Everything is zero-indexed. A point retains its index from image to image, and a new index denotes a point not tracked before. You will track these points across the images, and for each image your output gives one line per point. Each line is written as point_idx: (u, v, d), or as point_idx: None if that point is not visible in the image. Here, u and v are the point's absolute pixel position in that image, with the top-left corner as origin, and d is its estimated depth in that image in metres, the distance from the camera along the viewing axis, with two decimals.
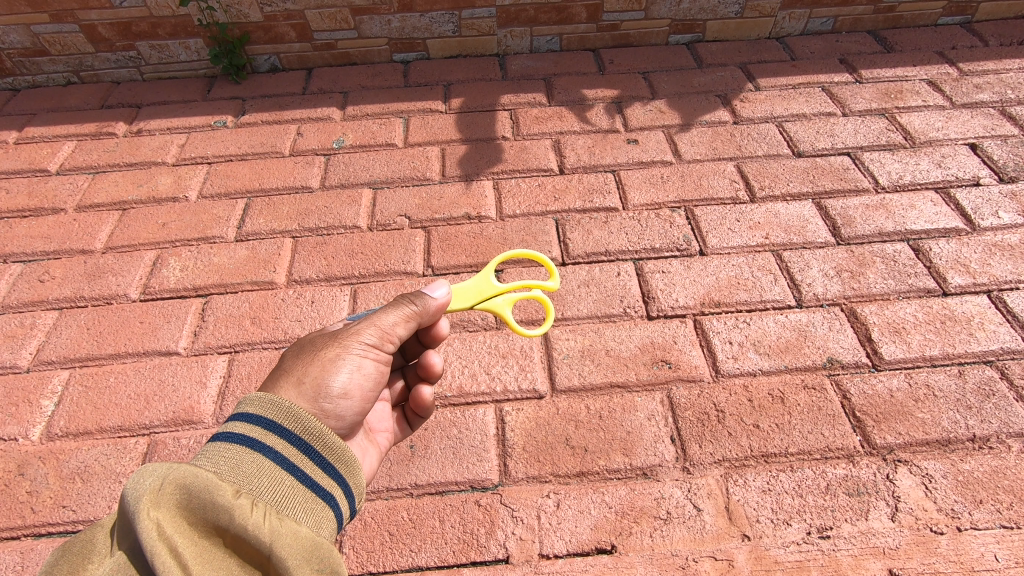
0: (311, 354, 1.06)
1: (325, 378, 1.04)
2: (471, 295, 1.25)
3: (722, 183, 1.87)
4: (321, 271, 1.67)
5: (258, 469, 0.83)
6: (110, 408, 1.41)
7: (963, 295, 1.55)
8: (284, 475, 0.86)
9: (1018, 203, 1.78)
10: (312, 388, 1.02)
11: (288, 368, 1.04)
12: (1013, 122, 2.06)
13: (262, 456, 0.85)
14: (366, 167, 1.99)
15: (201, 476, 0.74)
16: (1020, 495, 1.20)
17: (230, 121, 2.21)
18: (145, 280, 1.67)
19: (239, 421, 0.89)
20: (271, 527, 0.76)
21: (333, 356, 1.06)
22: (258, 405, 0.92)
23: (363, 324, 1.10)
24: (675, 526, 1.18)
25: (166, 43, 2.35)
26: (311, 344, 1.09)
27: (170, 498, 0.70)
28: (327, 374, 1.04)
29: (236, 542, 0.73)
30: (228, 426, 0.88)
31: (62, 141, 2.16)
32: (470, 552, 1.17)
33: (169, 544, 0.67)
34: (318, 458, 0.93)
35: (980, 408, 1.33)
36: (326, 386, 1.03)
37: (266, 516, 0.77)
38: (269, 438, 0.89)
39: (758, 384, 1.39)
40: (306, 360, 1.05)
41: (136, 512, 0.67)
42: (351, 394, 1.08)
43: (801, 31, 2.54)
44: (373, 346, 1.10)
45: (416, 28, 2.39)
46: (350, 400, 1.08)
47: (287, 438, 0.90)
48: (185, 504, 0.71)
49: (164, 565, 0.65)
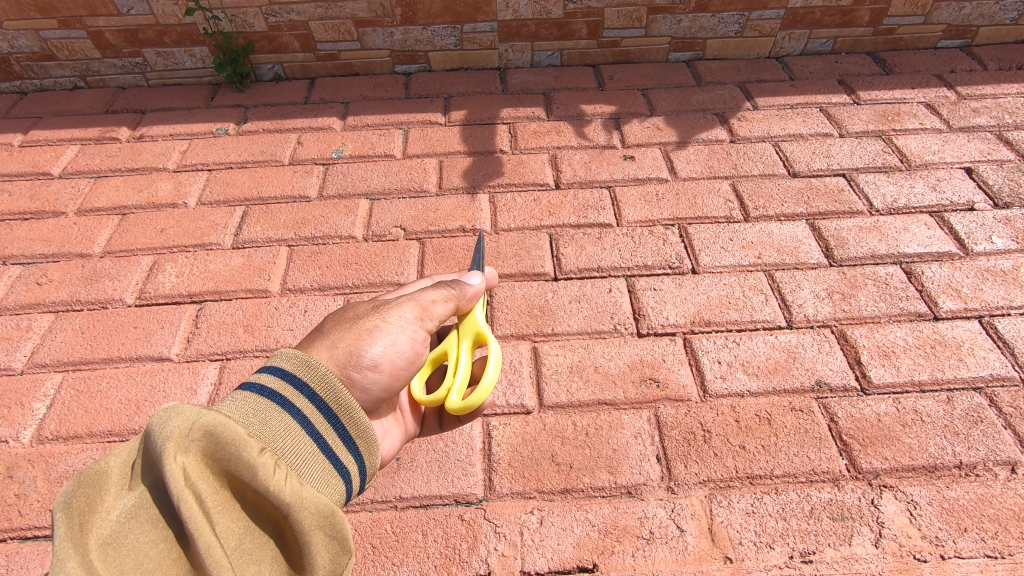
0: (348, 326, 1.12)
1: (360, 346, 1.09)
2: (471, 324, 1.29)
3: (717, 202, 1.88)
4: (315, 280, 1.68)
5: (284, 430, 0.84)
6: (101, 412, 1.42)
7: (954, 320, 1.55)
8: (308, 440, 0.86)
9: (1011, 228, 1.78)
10: (345, 354, 1.07)
11: (328, 334, 1.11)
12: (1009, 147, 2.06)
13: (289, 417, 0.86)
14: (364, 178, 2.01)
15: (231, 427, 0.74)
16: (1005, 524, 1.19)
17: (231, 129, 2.24)
18: (141, 285, 1.69)
19: (272, 377, 0.91)
20: (292, 489, 0.76)
21: (370, 325, 1.12)
22: (293, 364, 0.93)
23: (404, 300, 1.18)
24: (657, 546, 1.18)
25: (172, 50, 2.38)
26: (351, 316, 1.16)
27: (199, 443, 0.71)
28: (362, 342, 1.10)
29: (255, 499, 0.74)
30: (260, 380, 0.90)
31: (66, 144, 2.19)
32: (451, 567, 1.17)
33: (192, 489, 0.68)
34: (342, 430, 0.93)
35: (968, 435, 1.33)
36: (360, 354, 1.08)
37: (287, 477, 0.77)
38: (298, 401, 0.89)
39: (746, 404, 1.39)
40: (345, 329, 1.11)
41: (163, 454, 0.68)
42: (381, 367, 1.12)
43: (801, 51, 2.55)
44: (412, 320, 1.17)
45: (418, 40, 2.42)
46: (379, 373, 1.11)
47: (315, 403, 0.91)
48: (212, 452, 0.72)
49: (188, 510, 0.66)
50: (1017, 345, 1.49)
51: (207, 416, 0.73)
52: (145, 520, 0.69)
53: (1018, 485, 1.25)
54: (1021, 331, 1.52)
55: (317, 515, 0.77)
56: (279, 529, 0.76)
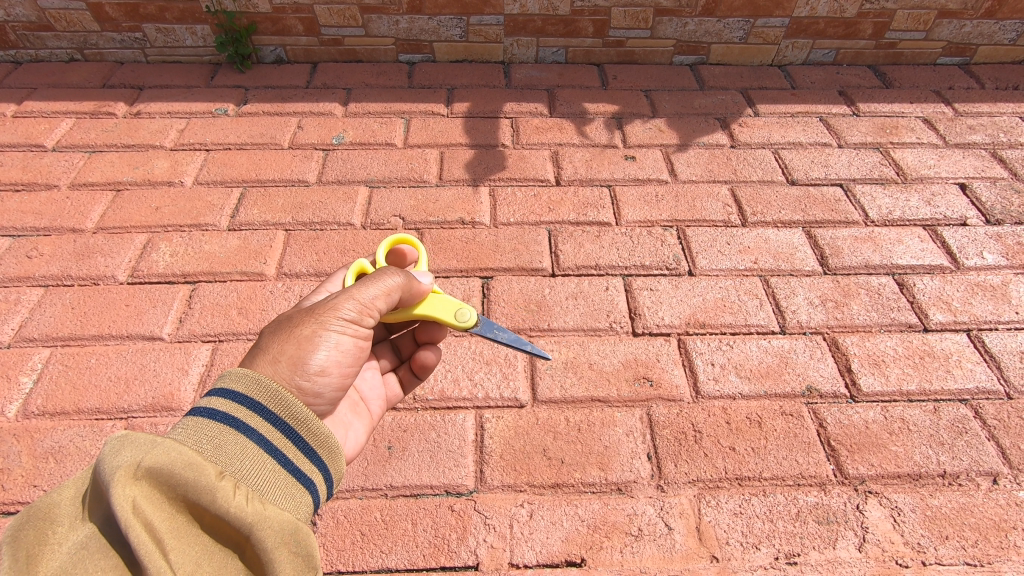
0: (284, 332, 1.04)
1: (304, 356, 1.03)
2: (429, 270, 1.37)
3: (716, 206, 1.89)
4: (312, 266, 1.67)
5: (241, 451, 0.84)
6: (90, 389, 1.40)
7: (943, 332, 1.58)
8: (267, 458, 0.87)
9: (1002, 245, 1.81)
10: (289, 366, 1.01)
11: (262, 346, 1.03)
12: (1003, 165, 2.10)
13: (246, 437, 0.86)
14: (364, 165, 1.99)
15: (183, 455, 0.74)
16: (986, 533, 1.22)
17: (231, 109, 2.21)
18: (134, 263, 1.66)
19: (222, 396, 0.89)
20: (251, 510, 0.77)
21: (310, 334, 1.05)
22: (245, 383, 0.92)
23: (340, 299, 1.10)
24: (646, 543, 1.19)
25: (173, 27, 2.35)
26: (286, 321, 1.07)
27: (151, 473, 0.71)
28: (306, 350, 1.04)
29: (213, 522, 0.74)
30: (210, 400, 0.88)
31: (61, 117, 2.15)
32: (440, 556, 1.17)
33: (145, 518, 0.68)
34: (302, 444, 0.95)
35: (953, 444, 1.35)
36: (305, 362, 1.03)
37: (246, 498, 0.78)
38: (252, 420, 0.89)
39: (737, 407, 1.40)
40: (281, 338, 1.03)
41: (112, 487, 0.67)
42: (329, 371, 1.08)
43: (803, 61, 2.57)
44: (355, 320, 1.11)
45: (423, 30, 2.41)
46: (328, 377, 1.08)
47: (270, 420, 0.91)
48: (164, 482, 0.72)
49: (142, 539, 0.67)
50: (1003, 359, 1.52)
51: (155, 447, 0.73)
52: (94, 550, 0.68)
53: (999, 496, 1.28)
54: (1007, 345, 1.55)
55: (279, 533, 0.78)
56: (241, 548, 0.77)
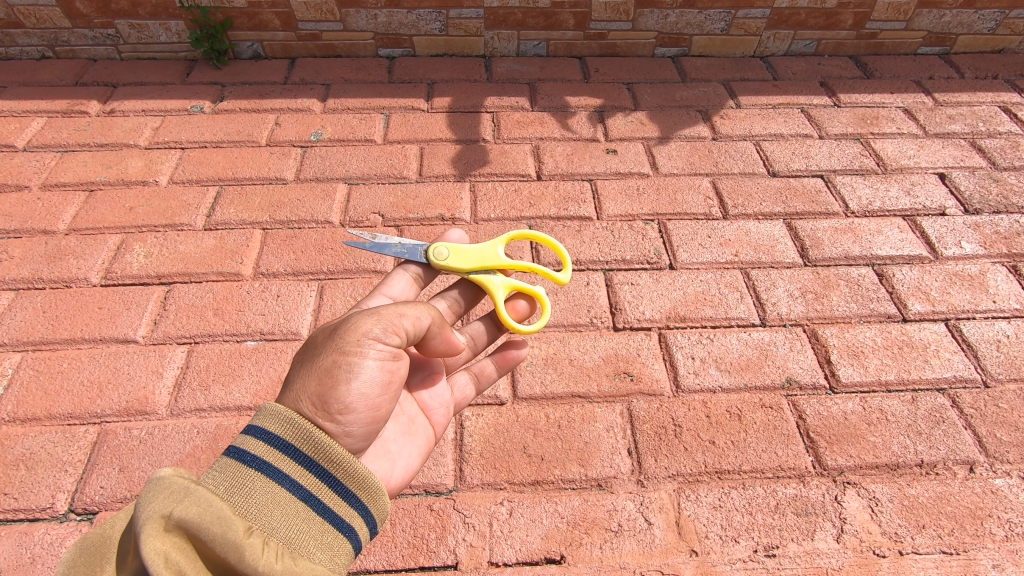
0: (309, 367, 0.97)
1: (326, 392, 0.95)
2: (474, 260, 1.32)
3: (697, 199, 1.89)
4: (289, 265, 1.65)
5: (273, 502, 0.83)
6: (61, 394, 1.37)
7: (921, 322, 1.58)
8: (300, 508, 0.86)
9: (980, 234, 1.82)
10: (313, 406, 0.93)
11: (288, 387, 0.97)
12: (981, 154, 2.11)
13: (279, 487, 0.85)
14: (343, 162, 1.97)
15: (210, 512, 0.73)
16: (961, 522, 1.23)
17: (207, 106, 2.18)
18: (107, 264, 1.63)
19: (256, 439, 0.88)
20: (277, 568, 0.77)
21: (331, 364, 0.96)
22: (285, 426, 0.90)
23: (363, 322, 1.01)
24: (625, 539, 1.19)
25: (146, 22, 2.30)
26: (311, 356, 1.00)
27: (181, 526, 0.71)
28: (328, 386, 0.95)
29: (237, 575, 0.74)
30: (243, 442, 0.88)
31: (32, 116, 2.11)
32: (419, 557, 1.17)
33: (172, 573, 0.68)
34: (339, 487, 0.92)
35: (930, 434, 1.36)
36: (328, 397, 0.95)
37: (271, 553, 0.78)
38: (288, 467, 0.88)
39: (717, 400, 1.40)
40: (305, 376, 0.96)
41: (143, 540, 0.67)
42: (355, 407, 0.97)
43: (785, 52, 2.57)
44: (384, 344, 1.02)
45: (403, 24, 2.38)
46: (354, 414, 0.97)
47: (303, 465, 0.90)
48: (193, 537, 0.71)
49: None
50: (980, 348, 1.53)
51: (187, 498, 0.73)
52: None
53: (975, 484, 1.29)
54: (984, 334, 1.56)
55: None
56: None
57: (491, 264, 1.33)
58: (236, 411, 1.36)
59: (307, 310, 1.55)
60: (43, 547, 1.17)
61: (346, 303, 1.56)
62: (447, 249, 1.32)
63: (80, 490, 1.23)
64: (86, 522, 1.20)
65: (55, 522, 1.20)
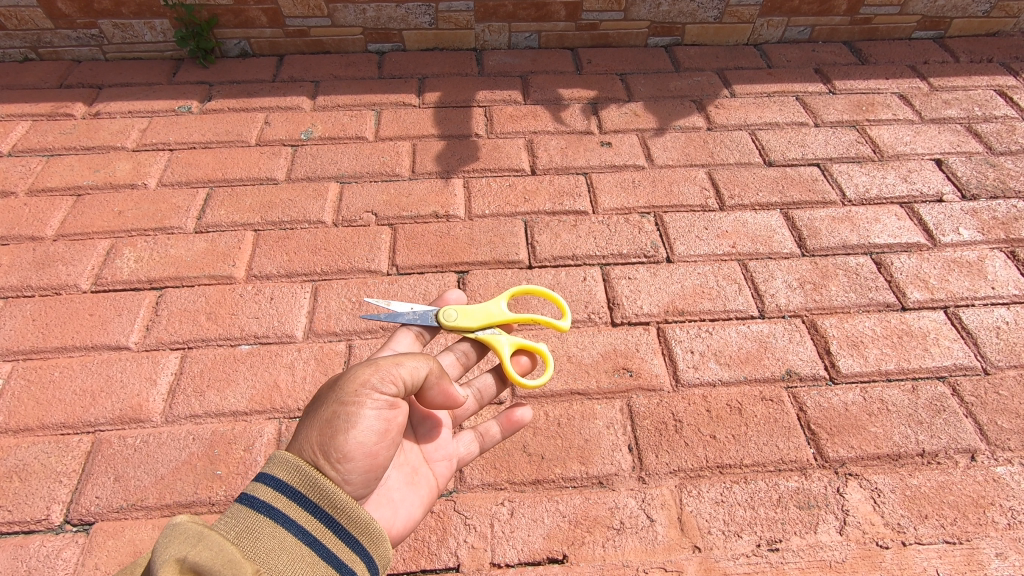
0: (311, 419, 0.97)
1: (328, 443, 0.94)
2: (481, 316, 1.30)
3: (693, 190, 1.87)
4: (282, 266, 1.63)
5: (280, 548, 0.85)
6: (54, 403, 1.35)
7: (921, 311, 1.58)
8: (304, 552, 0.88)
9: (978, 220, 1.81)
10: (315, 459, 0.93)
11: (293, 438, 0.97)
12: (978, 139, 2.09)
13: (285, 531, 0.87)
14: (334, 160, 1.94)
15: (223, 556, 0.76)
16: (964, 511, 1.22)
17: (195, 106, 2.14)
18: (97, 270, 1.61)
19: (265, 484, 0.90)
20: None
21: (333, 414, 0.96)
22: (290, 472, 0.91)
23: (365, 371, 1.00)
24: (627, 536, 1.18)
25: (130, 22, 2.26)
26: (315, 405, 1.00)
27: (193, 569, 0.73)
28: (329, 437, 0.95)
29: None
30: (254, 488, 0.89)
31: (16, 120, 2.07)
32: (420, 559, 1.15)
33: None
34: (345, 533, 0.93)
35: (931, 423, 1.36)
36: (329, 447, 0.94)
37: None
38: (295, 512, 0.89)
39: (717, 394, 1.39)
40: (308, 427, 0.96)
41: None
42: (355, 458, 0.97)
43: (779, 39, 2.55)
44: (384, 393, 1.01)
45: (392, 18, 2.34)
46: (353, 462, 0.96)
47: (311, 510, 0.91)
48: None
49: None
50: (980, 336, 1.52)
51: (201, 542, 0.76)
52: None
53: (977, 473, 1.28)
54: (983, 321, 1.56)
55: None
56: None
57: (497, 319, 1.31)
58: (231, 416, 1.34)
59: (301, 312, 1.53)
60: (39, 560, 1.15)
61: (340, 305, 1.54)
62: (455, 310, 1.29)
63: (75, 501, 1.22)
64: (82, 532, 1.19)
65: (50, 533, 1.18)
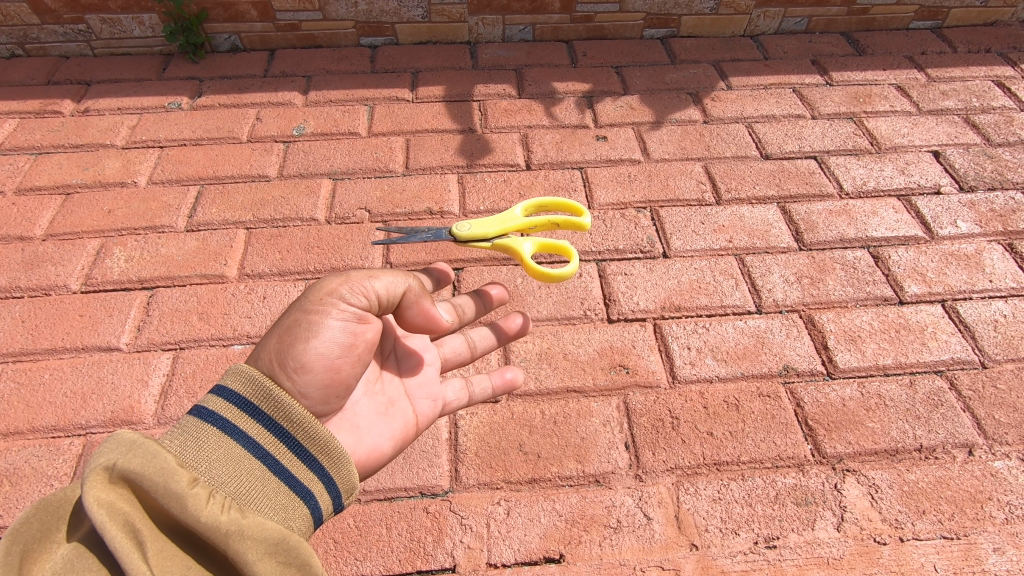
0: (273, 328, 0.99)
1: (288, 350, 0.95)
2: (495, 223, 1.38)
3: (689, 184, 1.86)
4: (275, 265, 1.61)
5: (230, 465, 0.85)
6: (44, 406, 1.34)
7: (918, 304, 1.57)
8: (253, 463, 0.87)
9: (976, 212, 1.80)
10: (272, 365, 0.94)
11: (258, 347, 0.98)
12: (976, 131, 2.08)
13: (233, 442, 0.86)
14: (327, 157, 1.92)
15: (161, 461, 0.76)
16: (961, 505, 1.22)
17: (185, 103, 2.12)
18: (87, 270, 1.59)
19: (218, 394, 0.90)
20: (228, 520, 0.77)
21: (294, 327, 0.97)
22: (242, 379, 0.91)
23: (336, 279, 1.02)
24: (625, 535, 1.18)
25: (118, 17, 2.23)
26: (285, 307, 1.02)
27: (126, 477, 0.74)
28: (289, 344, 0.96)
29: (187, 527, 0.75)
30: (206, 399, 0.89)
31: (4, 118, 2.04)
32: (416, 560, 1.15)
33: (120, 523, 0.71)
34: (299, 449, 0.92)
35: (929, 417, 1.35)
36: (286, 355, 0.95)
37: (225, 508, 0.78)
38: (246, 422, 0.89)
39: (714, 390, 1.39)
40: (273, 332, 0.98)
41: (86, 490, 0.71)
42: (313, 367, 0.97)
43: (775, 30, 2.52)
44: (349, 306, 1.01)
45: (384, 11, 2.31)
46: (313, 374, 0.97)
47: (262, 422, 0.90)
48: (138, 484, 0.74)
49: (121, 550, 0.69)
50: (978, 329, 1.52)
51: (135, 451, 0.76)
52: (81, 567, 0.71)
53: (975, 467, 1.28)
54: (981, 314, 1.55)
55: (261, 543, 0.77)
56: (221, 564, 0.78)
57: (511, 224, 1.39)
58: None
59: None
60: None
61: None
62: (468, 224, 1.37)
63: None
64: None
65: None
